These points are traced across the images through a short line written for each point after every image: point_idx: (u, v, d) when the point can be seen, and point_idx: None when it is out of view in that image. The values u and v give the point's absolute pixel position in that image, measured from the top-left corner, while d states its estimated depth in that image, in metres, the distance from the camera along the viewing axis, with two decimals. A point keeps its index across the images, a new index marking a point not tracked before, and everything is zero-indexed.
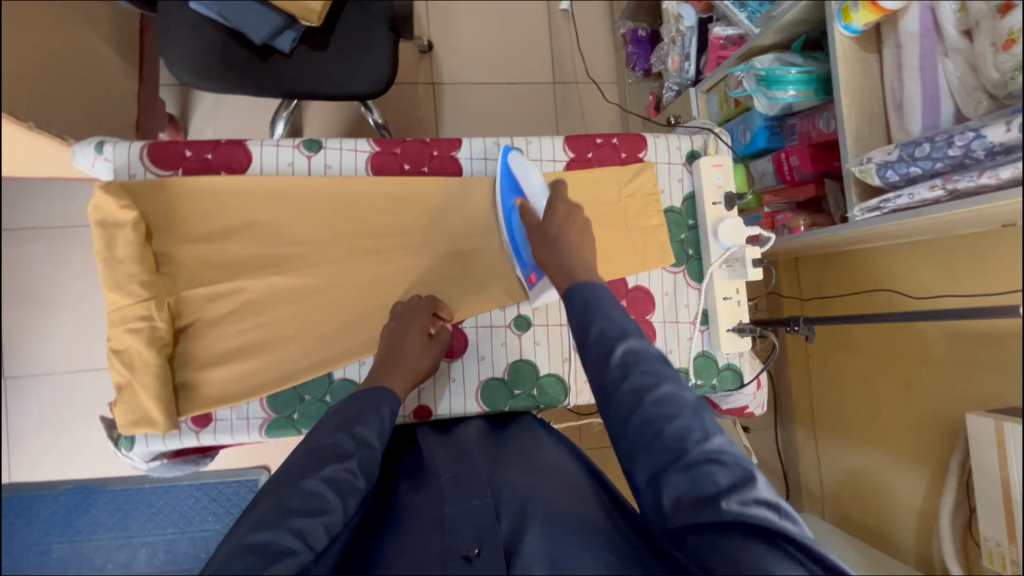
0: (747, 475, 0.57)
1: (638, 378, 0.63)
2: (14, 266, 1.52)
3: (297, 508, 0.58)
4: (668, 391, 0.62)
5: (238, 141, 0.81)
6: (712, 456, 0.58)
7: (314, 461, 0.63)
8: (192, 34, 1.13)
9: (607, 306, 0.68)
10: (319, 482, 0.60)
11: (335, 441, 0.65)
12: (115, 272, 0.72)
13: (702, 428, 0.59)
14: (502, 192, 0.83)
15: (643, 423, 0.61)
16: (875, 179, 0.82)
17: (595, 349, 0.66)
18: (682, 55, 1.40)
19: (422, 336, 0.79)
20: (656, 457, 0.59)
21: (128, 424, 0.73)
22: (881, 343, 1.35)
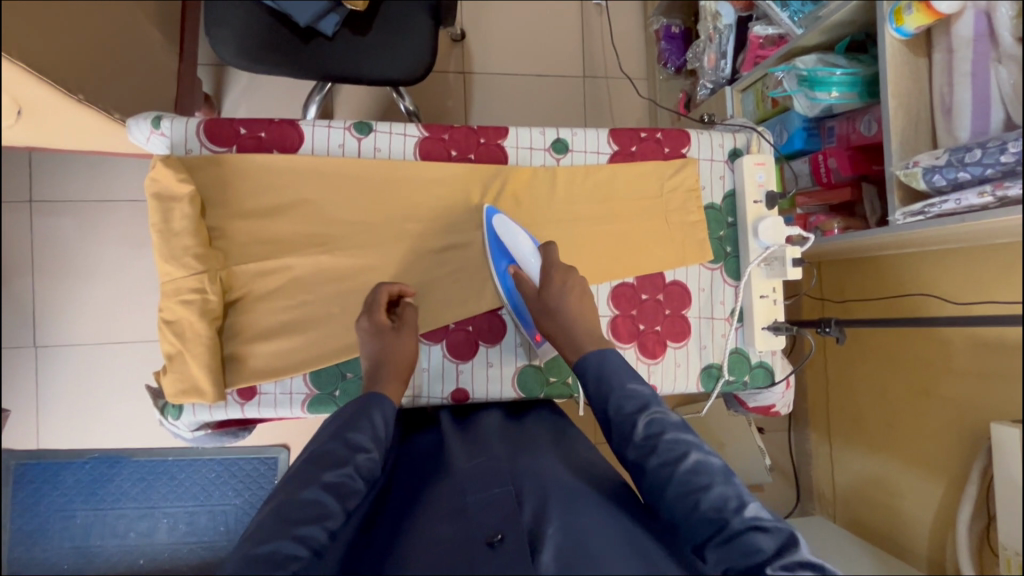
0: (792, 541, 0.56)
1: (666, 449, 0.62)
2: (49, 237, 1.56)
3: (297, 517, 0.56)
4: (699, 458, 0.61)
5: (291, 121, 0.82)
6: (754, 523, 0.57)
7: (311, 469, 0.61)
8: (237, 16, 1.14)
9: (625, 378, 0.68)
10: (318, 490, 0.58)
11: (331, 449, 0.63)
12: (171, 245, 0.74)
13: (738, 494, 0.59)
14: (491, 258, 0.83)
15: (678, 497, 0.60)
16: (920, 183, 0.82)
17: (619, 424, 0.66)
18: (718, 53, 1.39)
19: (388, 328, 0.76)
20: (697, 528, 0.58)
21: (178, 393, 0.75)
22: (902, 376, 1.36)
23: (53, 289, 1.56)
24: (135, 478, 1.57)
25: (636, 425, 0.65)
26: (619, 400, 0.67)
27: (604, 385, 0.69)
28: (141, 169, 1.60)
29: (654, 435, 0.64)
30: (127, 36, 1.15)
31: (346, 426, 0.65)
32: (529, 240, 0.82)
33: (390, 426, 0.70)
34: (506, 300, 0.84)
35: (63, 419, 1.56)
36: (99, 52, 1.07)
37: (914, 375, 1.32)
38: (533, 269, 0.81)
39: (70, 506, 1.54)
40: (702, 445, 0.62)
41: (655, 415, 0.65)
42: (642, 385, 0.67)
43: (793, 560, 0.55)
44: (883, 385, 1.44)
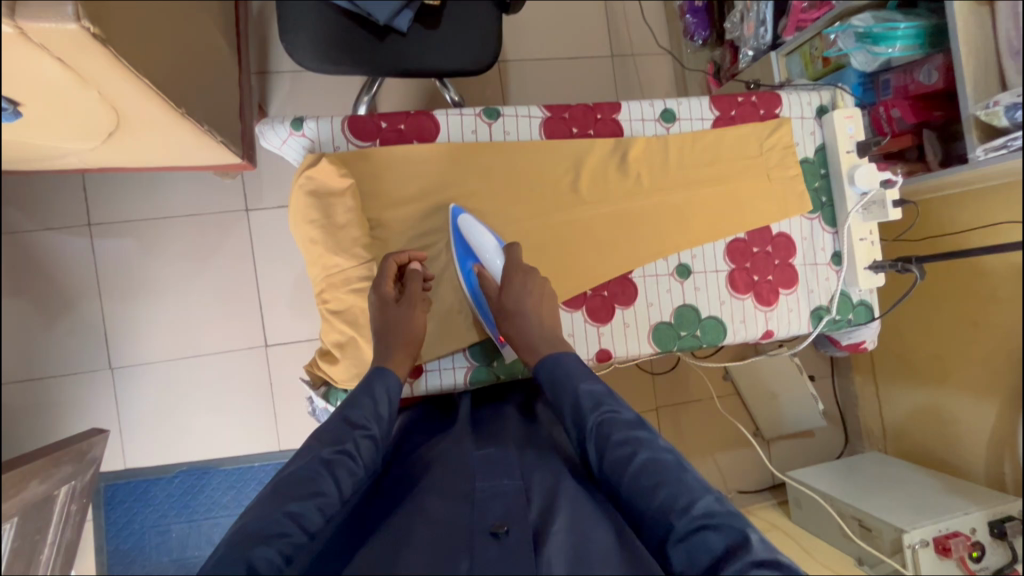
0: (739, 541, 0.57)
1: (614, 450, 0.64)
2: (111, 260, 1.56)
3: (292, 493, 0.59)
4: (647, 459, 0.63)
5: (425, 113, 0.86)
6: (704, 523, 0.59)
7: (312, 445, 0.64)
8: (312, 20, 1.16)
9: (576, 380, 0.70)
10: (314, 466, 0.61)
11: (332, 427, 0.66)
12: (338, 238, 0.80)
13: (687, 494, 0.60)
14: (457, 259, 0.84)
15: (631, 497, 0.62)
16: (1002, 120, 0.90)
17: (572, 426, 0.69)
18: (757, 22, 1.45)
19: (392, 300, 0.78)
20: (654, 525, 0.61)
21: (355, 377, 0.80)
22: (945, 315, 1.46)
23: (121, 310, 1.56)
24: (224, 488, 1.60)
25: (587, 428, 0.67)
26: (571, 404, 0.69)
27: (557, 388, 0.71)
28: (197, 183, 1.60)
29: (604, 435, 0.65)
30: (211, 53, 1.18)
31: (347, 404, 0.68)
32: (494, 239, 0.84)
33: (393, 403, 0.72)
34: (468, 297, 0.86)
35: (148, 438, 1.57)
36: (195, 65, 1.09)
37: (958, 311, 1.41)
38: (497, 268, 0.83)
39: (164, 521, 1.57)
40: (649, 445, 0.63)
41: (605, 415, 0.67)
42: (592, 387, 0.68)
43: (743, 560, 0.56)
44: (929, 323, 1.52)
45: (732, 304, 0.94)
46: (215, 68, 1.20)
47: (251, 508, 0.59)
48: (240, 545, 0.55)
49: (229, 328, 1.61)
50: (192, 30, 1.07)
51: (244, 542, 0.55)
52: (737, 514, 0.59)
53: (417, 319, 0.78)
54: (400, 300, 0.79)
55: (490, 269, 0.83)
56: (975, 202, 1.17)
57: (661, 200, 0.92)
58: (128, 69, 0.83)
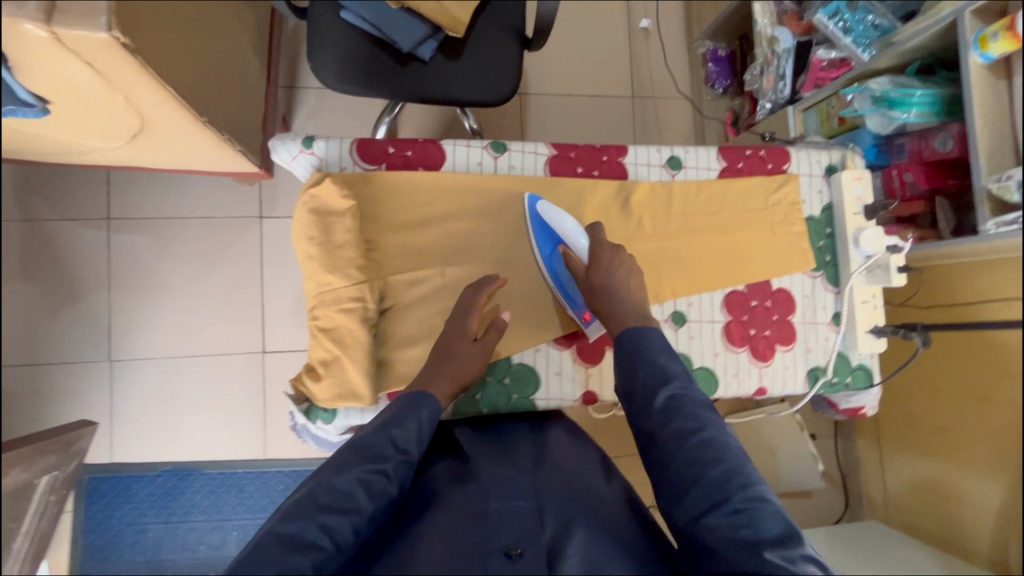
0: (789, 529, 0.60)
1: (680, 421, 0.68)
2: (124, 255, 1.60)
3: (328, 504, 0.60)
4: (712, 436, 0.66)
5: (434, 142, 0.88)
6: (756, 506, 0.61)
7: (352, 457, 0.65)
8: (339, 41, 1.19)
9: (656, 354, 0.74)
10: (353, 483, 0.62)
11: (374, 442, 0.66)
12: (333, 256, 0.79)
13: (744, 475, 0.63)
14: (538, 243, 0.86)
15: (687, 464, 0.65)
16: (1014, 195, 0.89)
17: (638, 391, 0.72)
18: (777, 76, 1.48)
19: (470, 338, 0.80)
20: (700, 498, 0.63)
21: (336, 397, 0.78)
22: (956, 388, 1.42)
23: (127, 305, 1.59)
24: (205, 491, 1.59)
25: (656, 398, 0.71)
26: (645, 373, 0.73)
27: (632, 358, 0.75)
28: (215, 187, 1.65)
29: (672, 408, 0.69)
30: (239, 67, 1.22)
31: (393, 423, 0.68)
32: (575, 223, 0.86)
33: (434, 427, 0.72)
34: (553, 285, 0.87)
35: (136, 434, 1.58)
36: (222, 78, 1.13)
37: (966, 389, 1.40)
38: (582, 248, 0.85)
39: (142, 520, 1.56)
40: (717, 424, 0.67)
41: (677, 391, 0.71)
42: (669, 364, 0.73)
43: (792, 551, 0.59)
44: (929, 402, 1.52)
45: (727, 356, 0.92)
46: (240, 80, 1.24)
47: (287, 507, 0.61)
48: (273, 551, 0.56)
49: (230, 331, 1.63)
50: (220, 43, 1.11)
51: (278, 545, 0.57)
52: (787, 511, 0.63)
53: (475, 365, 0.79)
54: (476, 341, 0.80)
55: (573, 249, 0.86)
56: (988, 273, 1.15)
57: (662, 244, 0.91)
58: (153, 77, 0.86)
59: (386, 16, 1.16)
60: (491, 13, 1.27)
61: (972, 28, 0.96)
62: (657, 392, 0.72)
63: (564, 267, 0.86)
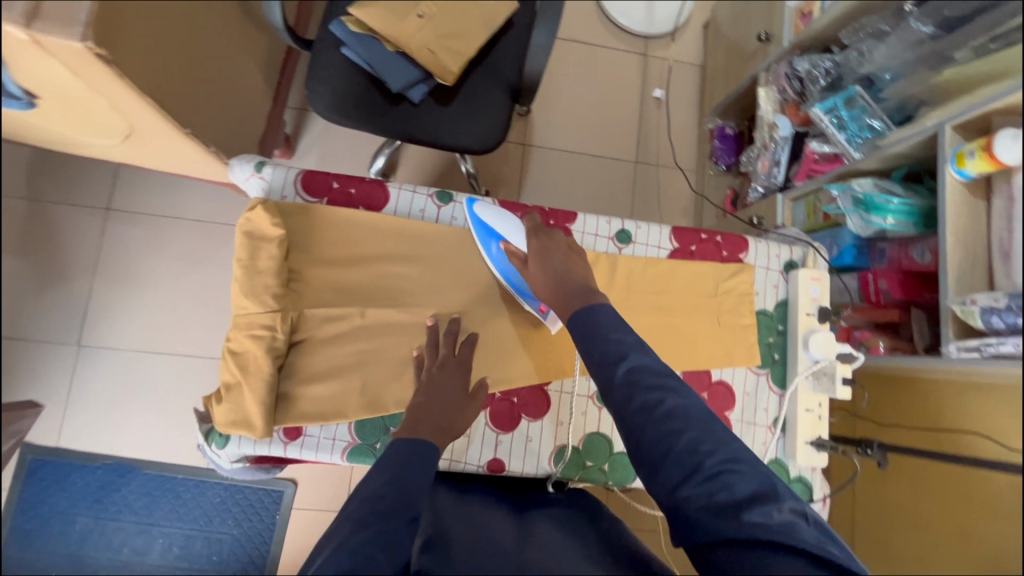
0: (763, 485, 0.62)
1: (645, 395, 0.67)
2: (113, 245, 1.65)
3: (347, 569, 0.52)
4: (675, 405, 0.66)
5: (380, 182, 0.89)
6: (728, 465, 0.63)
7: (362, 515, 0.57)
8: (336, 74, 1.24)
9: (610, 330, 0.73)
10: (367, 540, 0.55)
11: (383, 494, 0.60)
12: (252, 281, 0.78)
13: (712, 439, 0.64)
14: (480, 243, 0.87)
15: (656, 439, 0.64)
16: (977, 321, 0.83)
17: (601, 373, 0.69)
18: (772, 161, 1.45)
19: (462, 390, 0.80)
20: (675, 469, 0.63)
21: (228, 424, 0.76)
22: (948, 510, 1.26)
23: (107, 294, 1.63)
24: (141, 492, 1.57)
25: (616, 374, 0.69)
26: (604, 350, 0.71)
27: (590, 338, 0.73)
28: (212, 194, 1.70)
29: (633, 381, 0.68)
30: (234, 81, 1.28)
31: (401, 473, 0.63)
32: (510, 218, 0.89)
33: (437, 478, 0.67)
34: (504, 282, 0.87)
35: (85, 422, 1.58)
36: (211, 91, 1.17)
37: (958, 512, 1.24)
38: (522, 242, 0.87)
39: (72, 511, 1.53)
40: (678, 392, 0.66)
41: (635, 364, 0.69)
42: (626, 338, 0.71)
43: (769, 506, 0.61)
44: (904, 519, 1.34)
45: None
46: (234, 95, 1.29)
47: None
48: None
49: (198, 334, 1.65)
50: (212, 57, 1.15)
51: None
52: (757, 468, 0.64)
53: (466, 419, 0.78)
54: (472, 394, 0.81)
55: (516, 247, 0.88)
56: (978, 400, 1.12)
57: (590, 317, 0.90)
58: (130, 86, 0.90)
59: (379, 57, 1.19)
60: (488, 66, 1.29)
61: (952, 143, 0.94)
62: (616, 367, 0.70)
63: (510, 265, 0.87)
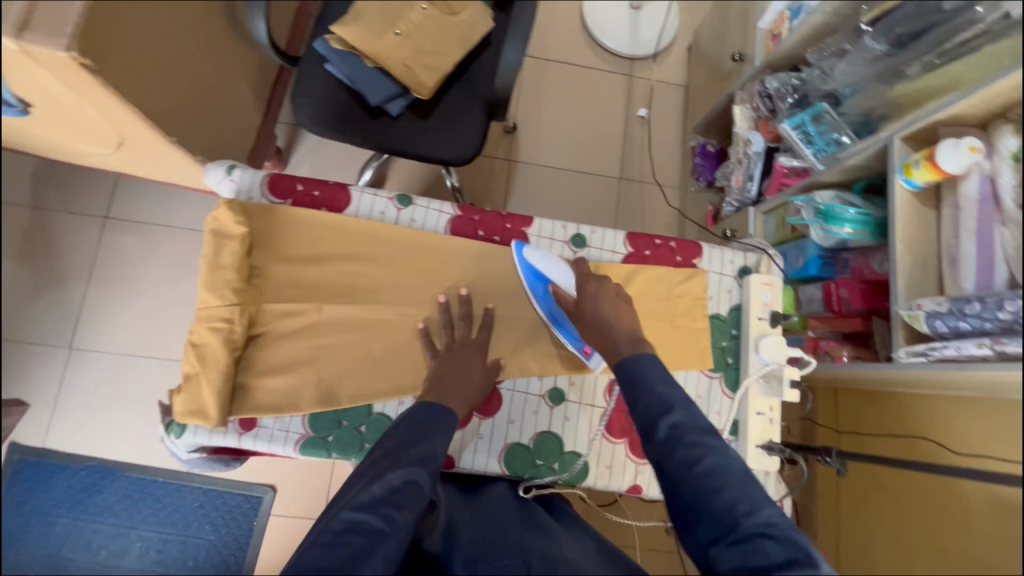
0: (798, 551, 0.58)
1: (684, 451, 0.65)
2: (108, 252, 1.71)
3: (384, 498, 0.59)
4: (715, 463, 0.64)
5: (343, 186, 0.93)
6: (764, 529, 0.60)
7: (391, 459, 0.64)
8: (319, 89, 1.30)
9: (654, 382, 0.72)
10: (399, 478, 0.61)
11: (410, 448, 0.65)
12: (214, 276, 0.82)
13: (751, 500, 0.62)
14: (529, 283, 0.91)
15: (692, 495, 0.63)
16: (923, 325, 0.85)
17: (641, 422, 0.69)
18: (746, 176, 1.48)
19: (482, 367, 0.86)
20: (708, 527, 0.62)
21: (184, 413, 0.79)
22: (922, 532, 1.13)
23: (99, 299, 1.68)
24: (121, 495, 1.59)
25: (658, 427, 0.68)
26: (647, 404, 0.70)
27: (635, 390, 0.72)
28: (206, 204, 1.76)
29: (674, 437, 0.66)
30: (223, 94, 1.34)
31: (425, 434, 0.68)
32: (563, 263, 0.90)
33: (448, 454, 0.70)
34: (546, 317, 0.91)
35: (70, 423, 1.61)
36: (199, 104, 1.24)
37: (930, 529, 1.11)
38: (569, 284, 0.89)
39: (53, 512, 1.55)
40: (721, 450, 0.64)
41: (678, 419, 0.68)
42: (671, 391, 0.70)
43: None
44: (881, 546, 1.23)
45: (602, 444, 0.91)
46: (223, 108, 1.36)
47: (343, 500, 0.61)
48: (333, 541, 0.54)
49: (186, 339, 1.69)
50: (199, 72, 1.22)
51: (337, 534, 0.55)
52: (800, 533, 0.60)
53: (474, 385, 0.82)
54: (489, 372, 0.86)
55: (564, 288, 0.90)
56: (952, 412, 1.09)
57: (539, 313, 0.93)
58: (114, 95, 0.96)
59: (359, 71, 1.25)
60: (466, 82, 1.35)
61: (901, 154, 0.96)
62: (659, 421, 0.68)
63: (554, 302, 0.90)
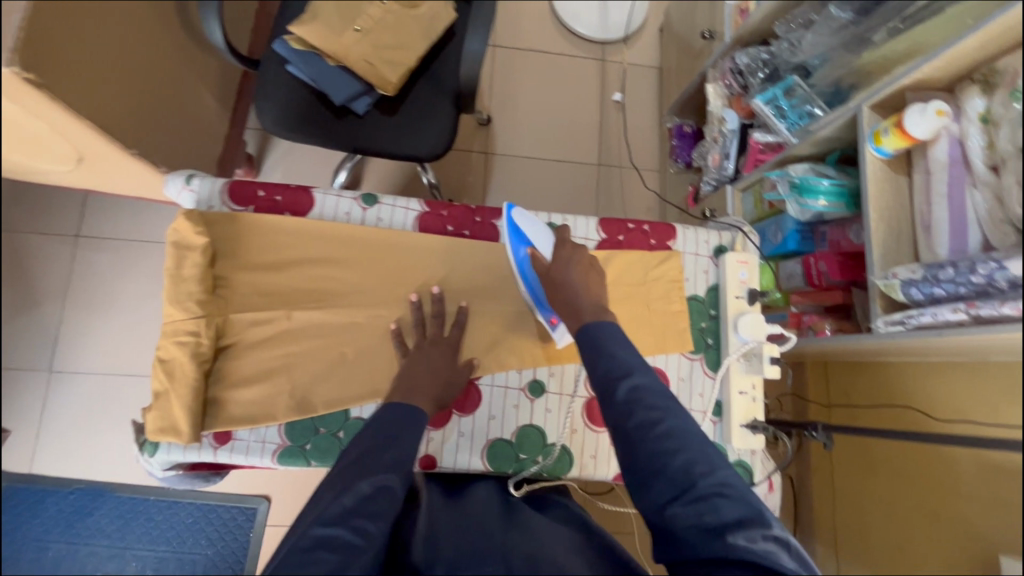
0: (750, 509, 0.59)
1: (643, 413, 0.64)
2: (81, 271, 1.67)
3: (357, 509, 0.58)
4: (674, 425, 0.64)
5: (305, 188, 0.92)
6: (719, 489, 0.60)
7: (360, 466, 0.62)
8: (282, 91, 1.27)
9: (615, 346, 0.71)
10: (371, 486, 0.60)
11: (379, 453, 0.64)
12: (177, 289, 0.80)
13: (707, 462, 0.61)
14: (511, 245, 0.89)
15: (650, 457, 0.62)
16: (899, 294, 0.84)
17: (599, 386, 0.68)
18: (722, 154, 1.46)
19: (450, 367, 0.85)
20: (663, 488, 0.61)
21: (156, 430, 0.77)
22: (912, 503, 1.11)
23: (76, 319, 1.65)
24: (113, 516, 1.56)
25: (617, 390, 0.67)
26: (607, 366, 0.69)
27: (594, 353, 0.71)
28: None
29: (633, 398, 0.66)
30: (184, 101, 1.31)
31: (397, 437, 0.68)
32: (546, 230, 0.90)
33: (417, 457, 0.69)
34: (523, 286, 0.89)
35: (55, 447, 1.58)
36: (157, 113, 1.21)
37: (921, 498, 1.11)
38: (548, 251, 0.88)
39: None
40: (679, 412, 0.64)
41: (638, 381, 0.67)
42: (630, 353, 0.69)
43: (757, 531, 0.58)
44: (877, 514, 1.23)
45: (584, 434, 0.90)
46: (185, 117, 1.33)
47: (309, 509, 0.59)
48: (305, 555, 0.53)
49: None
50: (153, 81, 1.19)
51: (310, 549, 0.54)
52: (751, 492, 0.61)
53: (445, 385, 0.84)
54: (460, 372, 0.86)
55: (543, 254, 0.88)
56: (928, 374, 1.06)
57: (514, 307, 0.92)
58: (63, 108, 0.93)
59: (321, 71, 1.22)
60: (432, 76, 1.32)
61: (870, 122, 0.95)
62: (618, 383, 0.68)
63: (532, 269, 0.88)
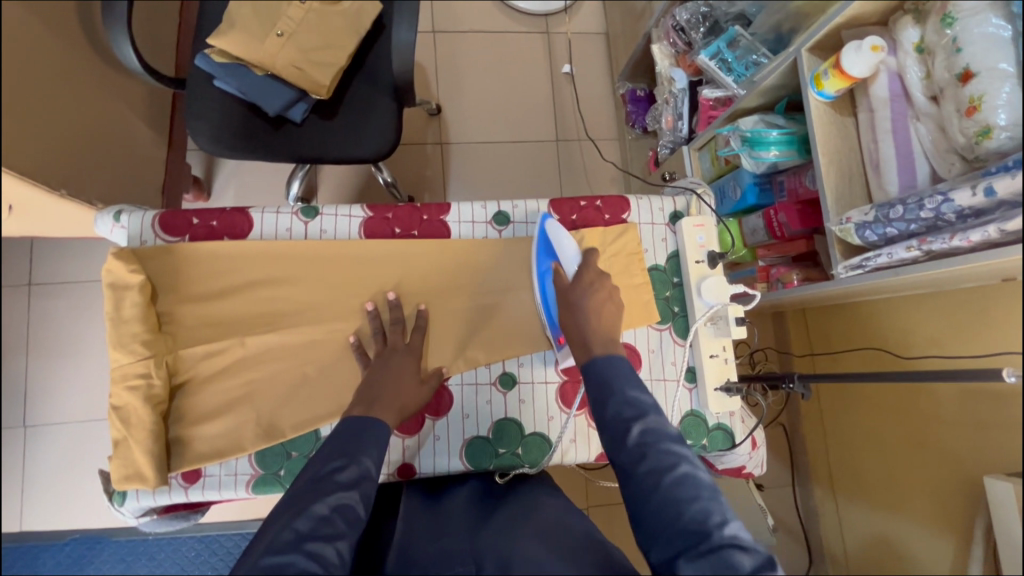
0: (766, 562, 0.55)
1: (657, 457, 0.63)
2: (40, 320, 1.62)
3: (309, 531, 0.56)
4: (687, 471, 0.62)
5: (241, 209, 0.89)
6: (733, 540, 0.57)
7: (315, 490, 0.61)
8: (213, 109, 1.22)
9: (627, 386, 0.70)
10: (327, 508, 0.59)
11: (335, 471, 0.63)
12: (120, 331, 0.79)
13: (721, 511, 0.59)
14: (537, 256, 0.88)
15: (662, 506, 0.60)
16: (854, 238, 0.84)
17: (611, 430, 0.67)
18: (675, 115, 1.44)
19: (416, 381, 0.82)
20: (676, 540, 0.58)
21: (121, 480, 0.77)
22: (891, 436, 1.13)
23: (43, 370, 1.60)
24: (113, 560, 1.55)
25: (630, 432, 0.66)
26: (618, 408, 0.68)
27: (605, 395, 0.70)
28: None
29: (647, 443, 0.64)
30: (110, 133, 1.26)
31: (357, 452, 0.66)
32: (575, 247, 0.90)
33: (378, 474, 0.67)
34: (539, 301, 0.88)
35: (42, 500, 1.56)
36: (79, 150, 1.17)
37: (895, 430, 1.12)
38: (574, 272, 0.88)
39: None
40: (693, 459, 0.63)
41: (651, 424, 0.66)
42: (643, 396, 0.68)
43: None
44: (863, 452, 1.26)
45: (562, 420, 0.89)
46: (115, 149, 1.29)
47: (263, 537, 0.58)
48: None
49: None
50: (71, 117, 1.14)
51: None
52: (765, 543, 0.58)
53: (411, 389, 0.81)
54: (425, 381, 0.84)
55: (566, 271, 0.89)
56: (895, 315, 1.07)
57: (473, 303, 0.91)
58: None
59: (250, 82, 1.18)
60: (368, 74, 1.28)
61: (810, 66, 0.94)
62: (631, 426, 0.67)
63: (552, 284, 0.87)
